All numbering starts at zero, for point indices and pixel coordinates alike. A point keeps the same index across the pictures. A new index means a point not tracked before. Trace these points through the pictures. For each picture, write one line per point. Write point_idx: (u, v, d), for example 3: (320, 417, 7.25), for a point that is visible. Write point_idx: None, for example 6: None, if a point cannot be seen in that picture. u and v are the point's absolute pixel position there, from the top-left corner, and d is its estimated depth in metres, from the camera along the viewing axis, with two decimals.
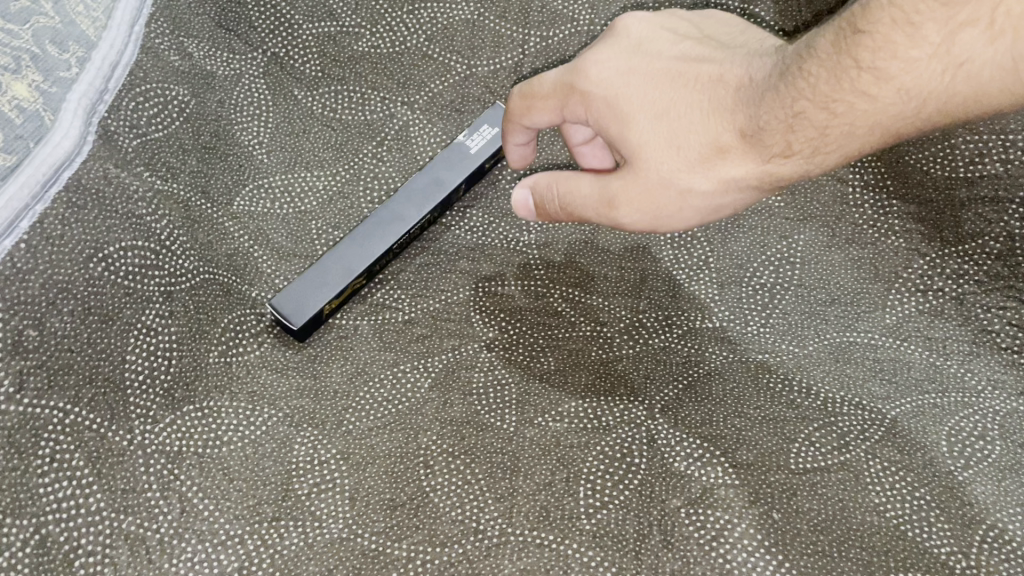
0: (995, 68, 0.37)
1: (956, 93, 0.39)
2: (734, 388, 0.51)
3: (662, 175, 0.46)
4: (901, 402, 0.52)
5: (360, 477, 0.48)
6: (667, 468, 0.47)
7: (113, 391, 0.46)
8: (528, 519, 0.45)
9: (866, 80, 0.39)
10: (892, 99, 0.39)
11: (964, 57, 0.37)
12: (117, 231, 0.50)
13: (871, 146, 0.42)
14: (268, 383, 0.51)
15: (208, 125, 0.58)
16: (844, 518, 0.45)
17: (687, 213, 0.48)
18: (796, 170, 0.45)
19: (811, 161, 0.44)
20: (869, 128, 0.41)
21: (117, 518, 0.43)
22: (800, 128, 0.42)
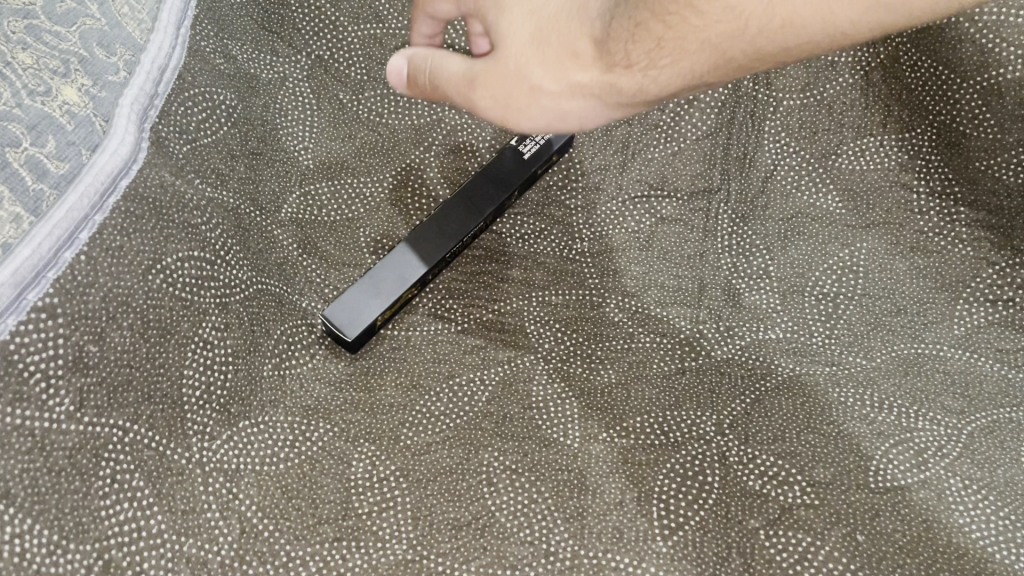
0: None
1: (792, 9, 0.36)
2: (804, 403, 0.50)
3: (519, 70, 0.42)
4: (975, 417, 0.50)
5: (421, 495, 0.46)
6: (742, 487, 0.46)
7: (170, 409, 0.43)
8: (601, 540, 0.44)
9: None
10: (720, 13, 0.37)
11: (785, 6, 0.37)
12: (175, 241, 0.46)
13: (702, 66, 0.39)
14: (322, 396, 0.50)
15: (255, 130, 0.56)
16: (929, 539, 0.43)
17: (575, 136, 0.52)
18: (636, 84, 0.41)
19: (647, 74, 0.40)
20: (754, 57, 0.39)
21: (178, 540, 0.41)
22: (643, 36, 0.39)
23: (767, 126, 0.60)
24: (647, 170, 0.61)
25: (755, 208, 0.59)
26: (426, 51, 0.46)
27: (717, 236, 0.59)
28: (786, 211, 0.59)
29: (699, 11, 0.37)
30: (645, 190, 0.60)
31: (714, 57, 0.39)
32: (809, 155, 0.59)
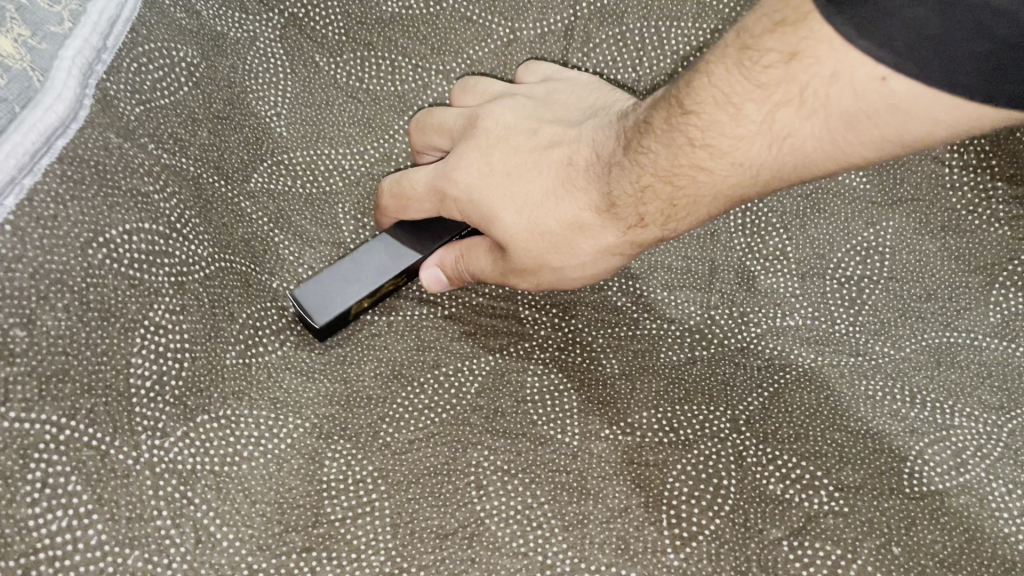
0: (914, 122, 0.35)
1: (810, 156, 0.38)
2: (829, 398, 0.45)
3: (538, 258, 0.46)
4: (1016, 414, 0.45)
5: (401, 500, 0.41)
6: (761, 492, 0.41)
7: (116, 401, 0.38)
8: (603, 552, 0.39)
9: (701, 155, 0.39)
10: (727, 172, 0.39)
11: (787, 133, 0.37)
12: (121, 211, 0.41)
13: (718, 210, 0.42)
14: (292, 388, 0.45)
15: (221, 92, 0.50)
16: (972, 551, 0.38)
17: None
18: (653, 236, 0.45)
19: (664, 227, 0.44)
20: (761, 190, 0.41)
21: (121, 552, 0.36)
22: (647, 201, 0.42)
23: None
24: None
25: None
26: (456, 256, 0.48)
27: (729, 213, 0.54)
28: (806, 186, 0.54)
29: (705, 170, 0.39)
30: None
31: (726, 201, 0.41)
32: None
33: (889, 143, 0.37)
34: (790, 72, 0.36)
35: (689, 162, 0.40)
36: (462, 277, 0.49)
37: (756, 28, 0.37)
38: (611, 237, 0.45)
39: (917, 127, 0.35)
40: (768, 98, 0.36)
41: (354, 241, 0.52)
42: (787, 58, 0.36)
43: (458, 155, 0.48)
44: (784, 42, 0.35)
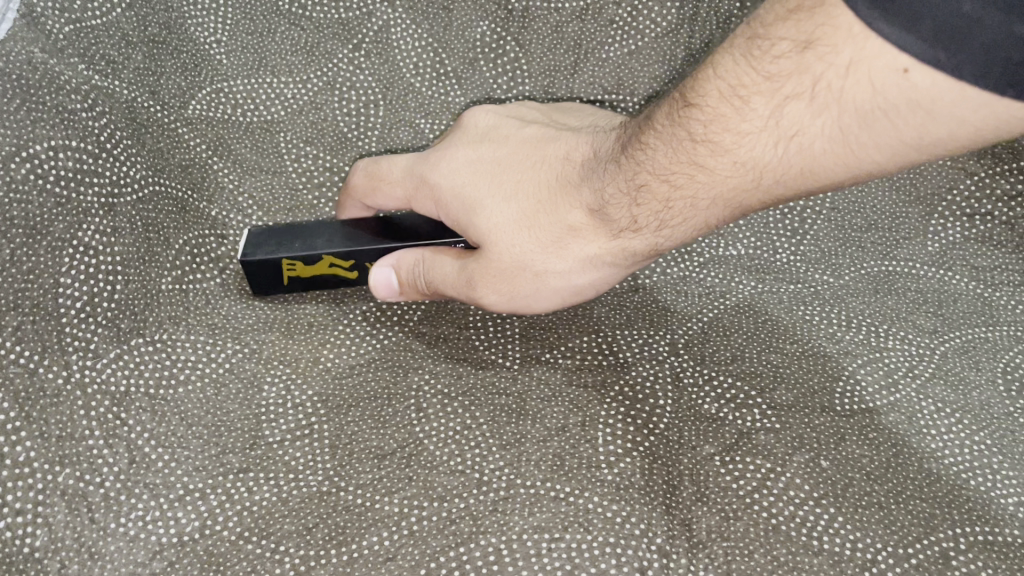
0: (947, 120, 0.31)
1: (825, 158, 0.34)
2: (767, 322, 0.46)
3: (515, 258, 0.42)
4: (949, 337, 0.46)
5: (340, 423, 0.41)
6: (696, 410, 0.41)
7: (44, 320, 0.38)
8: (540, 470, 0.38)
9: (702, 152, 0.36)
10: (728, 172, 0.36)
11: (794, 130, 0.34)
12: (46, 127, 0.40)
13: (719, 217, 0.39)
14: (232, 315, 0.44)
15: (156, 16, 0.49)
16: (900, 466, 0.39)
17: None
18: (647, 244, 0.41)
19: (660, 235, 0.40)
20: (770, 198, 0.37)
21: (51, 470, 0.36)
22: (642, 201, 0.39)
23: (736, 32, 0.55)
24: (601, 72, 0.55)
25: None
26: (416, 256, 0.43)
27: None
28: None
29: (706, 169, 0.36)
30: (601, 95, 0.55)
31: (726, 210, 0.38)
32: None
33: (910, 149, 0.33)
34: (802, 63, 0.32)
35: (688, 158, 0.37)
36: (417, 284, 0.44)
37: (768, 15, 0.34)
38: (600, 244, 0.42)
39: (948, 129, 0.31)
40: (777, 90, 0.33)
41: (296, 170, 0.51)
42: (800, 47, 0.32)
43: (443, 149, 0.46)
44: (797, 30, 0.32)
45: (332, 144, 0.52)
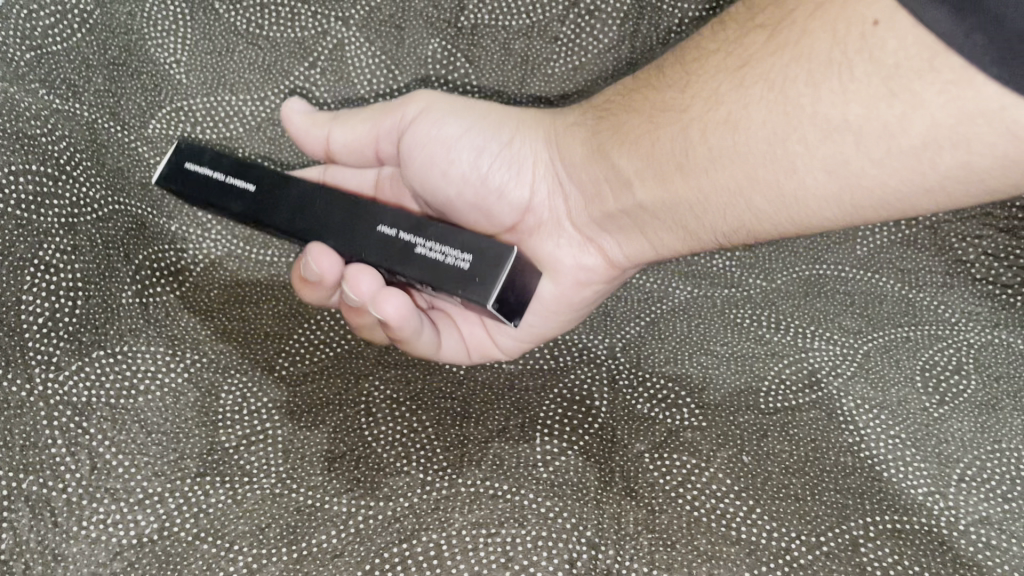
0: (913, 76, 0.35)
1: (766, 75, 0.39)
2: (699, 325, 0.49)
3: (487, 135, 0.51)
4: (872, 336, 0.49)
5: (294, 427, 0.43)
6: (630, 410, 0.44)
7: (9, 336, 0.40)
8: (481, 469, 0.41)
9: (669, 73, 0.45)
10: (669, 84, 0.44)
11: (749, 60, 0.40)
12: (6, 152, 0.42)
13: (633, 149, 0.45)
14: (190, 326, 0.46)
15: (116, 39, 0.51)
16: (817, 460, 0.42)
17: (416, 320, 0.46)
18: (583, 166, 0.48)
19: (592, 156, 0.47)
20: (680, 123, 0.43)
21: (16, 477, 0.38)
22: (598, 120, 0.47)
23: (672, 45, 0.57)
24: (547, 87, 0.58)
25: None
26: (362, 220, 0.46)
27: None
28: None
29: (664, 83, 0.45)
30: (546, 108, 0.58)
31: (643, 136, 0.45)
32: None
33: (867, 123, 0.36)
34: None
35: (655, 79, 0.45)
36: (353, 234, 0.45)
37: None
38: (572, 153, 0.48)
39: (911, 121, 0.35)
40: (753, 24, 0.41)
41: None
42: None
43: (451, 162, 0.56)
44: None
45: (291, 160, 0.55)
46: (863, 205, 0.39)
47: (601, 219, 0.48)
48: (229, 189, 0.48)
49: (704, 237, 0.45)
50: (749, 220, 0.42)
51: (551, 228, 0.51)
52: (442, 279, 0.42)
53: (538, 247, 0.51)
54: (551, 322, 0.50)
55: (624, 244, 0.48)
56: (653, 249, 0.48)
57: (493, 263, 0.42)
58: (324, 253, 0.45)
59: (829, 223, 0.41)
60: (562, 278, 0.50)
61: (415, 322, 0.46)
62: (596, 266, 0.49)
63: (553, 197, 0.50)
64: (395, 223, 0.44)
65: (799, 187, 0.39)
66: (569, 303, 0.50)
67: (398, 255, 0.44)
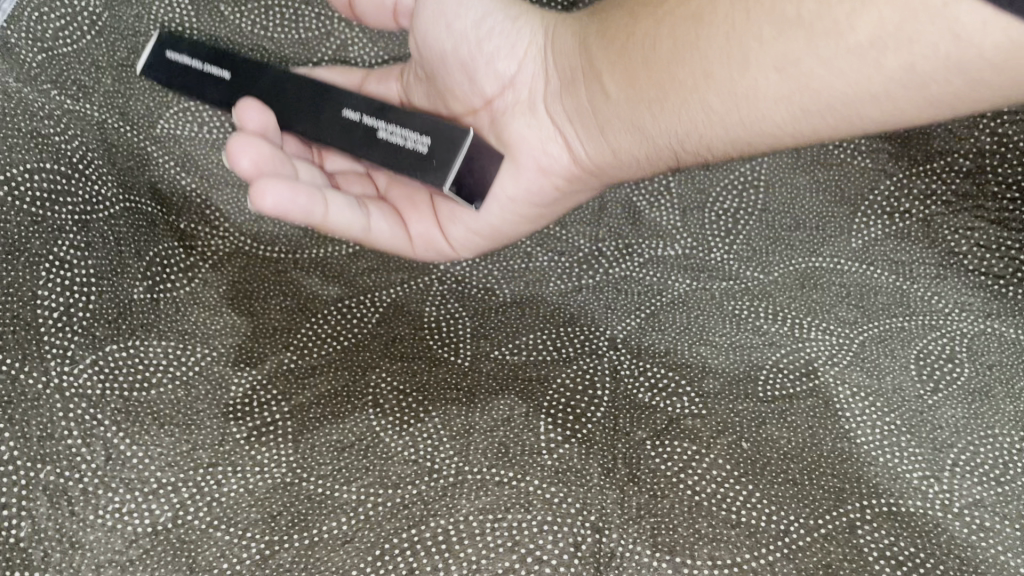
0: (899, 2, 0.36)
1: None
2: (698, 316, 0.50)
3: None
4: (868, 327, 0.50)
5: (303, 419, 0.44)
6: (631, 399, 0.45)
7: (24, 330, 0.40)
8: (486, 457, 0.42)
9: None
10: None
11: None
12: (21, 151, 0.43)
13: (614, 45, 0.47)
14: (200, 321, 0.47)
15: (124, 41, 0.52)
16: (815, 445, 0.43)
17: (308, 204, 0.48)
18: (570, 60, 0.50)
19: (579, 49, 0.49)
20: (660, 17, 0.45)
21: (34, 468, 0.39)
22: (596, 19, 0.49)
23: None
24: None
25: None
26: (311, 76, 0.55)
27: None
28: None
29: None
30: None
31: (624, 32, 0.47)
32: None
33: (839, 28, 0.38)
34: None
35: None
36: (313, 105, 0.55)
37: None
38: (567, 43, 0.50)
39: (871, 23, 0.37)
40: None
41: None
42: None
43: None
44: None
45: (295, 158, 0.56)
46: (812, 108, 0.41)
47: (574, 112, 0.50)
48: (206, 78, 0.53)
49: (659, 142, 0.48)
50: (700, 121, 0.45)
51: (526, 110, 0.52)
52: (400, 161, 0.49)
53: (508, 127, 0.53)
54: (503, 217, 0.53)
55: (587, 142, 0.51)
56: (612, 150, 0.50)
57: (450, 145, 0.48)
58: (238, 143, 0.47)
59: (773, 129, 0.43)
60: (525, 167, 0.52)
61: (303, 208, 0.48)
62: (561, 160, 0.52)
63: (538, 80, 0.52)
64: (359, 108, 0.50)
65: (751, 89, 0.42)
66: (526, 194, 0.53)
67: (363, 136, 0.50)
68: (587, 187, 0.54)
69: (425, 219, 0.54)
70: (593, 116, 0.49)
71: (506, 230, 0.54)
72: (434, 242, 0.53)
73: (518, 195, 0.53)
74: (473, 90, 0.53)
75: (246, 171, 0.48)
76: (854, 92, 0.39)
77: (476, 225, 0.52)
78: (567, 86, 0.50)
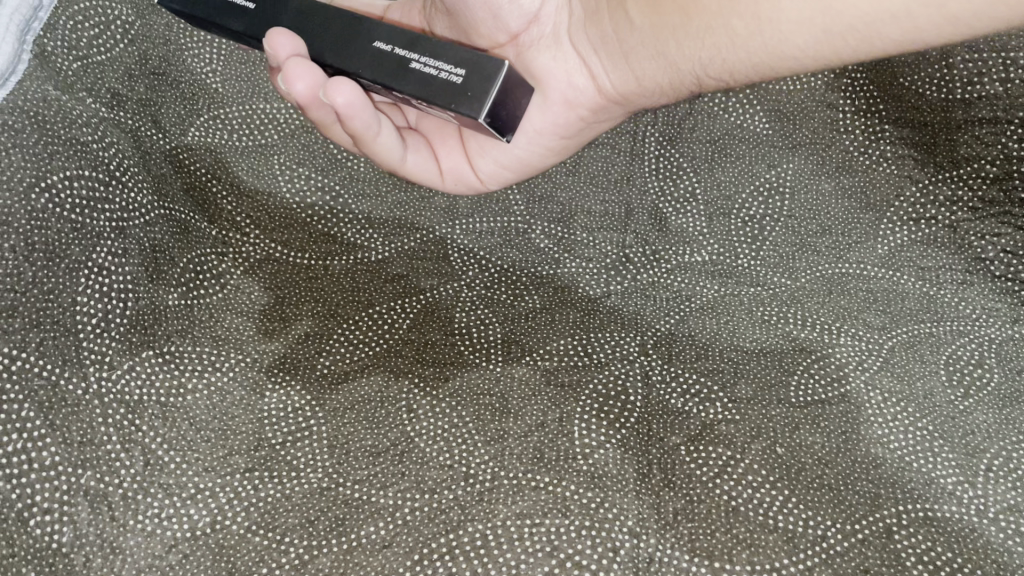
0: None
1: None
2: (728, 322, 0.50)
3: None
4: (896, 332, 0.50)
5: (338, 424, 0.44)
6: (664, 405, 0.45)
7: (64, 337, 0.41)
8: (521, 462, 0.42)
9: None
10: None
11: None
12: (61, 158, 0.43)
13: None
14: (233, 327, 0.48)
15: (156, 49, 0.53)
16: (848, 450, 0.43)
17: (369, 119, 0.48)
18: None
19: None
20: None
21: (75, 473, 0.39)
22: None
23: None
24: None
25: (683, 130, 0.58)
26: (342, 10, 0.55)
27: (644, 158, 0.58)
28: (713, 132, 0.58)
29: None
30: None
31: None
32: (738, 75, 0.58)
33: None
34: None
35: None
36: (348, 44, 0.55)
37: None
38: None
39: None
40: None
41: (290, 190, 0.55)
42: None
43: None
44: None
45: (324, 165, 0.56)
46: (833, 28, 0.44)
47: (599, 41, 0.51)
48: (229, 7, 0.51)
49: (683, 67, 0.50)
50: (724, 45, 0.48)
51: (551, 43, 0.53)
52: (433, 94, 0.46)
53: (534, 60, 0.53)
54: (532, 149, 0.54)
55: (613, 72, 0.52)
56: (637, 79, 0.52)
57: (484, 77, 0.45)
58: (294, 66, 0.47)
59: (793, 54, 0.46)
60: (551, 102, 0.53)
61: (366, 118, 0.48)
62: (587, 90, 0.53)
63: (562, 12, 0.52)
64: (390, 40, 0.48)
65: (774, 10, 0.45)
66: (553, 128, 0.54)
67: (394, 69, 0.47)
68: (610, 113, 0.55)
69: (455, 153, 0.55)
70: (618, 46, 0.51)
71: (534, 161, 0.56)
72: (464, 177, 0.56)
73: (545, 128, 0.54)
74: (496, 25, 0.52)
75: (303, 94, 0.47)
76: (879, 15, 0.43)
77: (505, 159, 0.55)
78: (591, 16, 0.51)
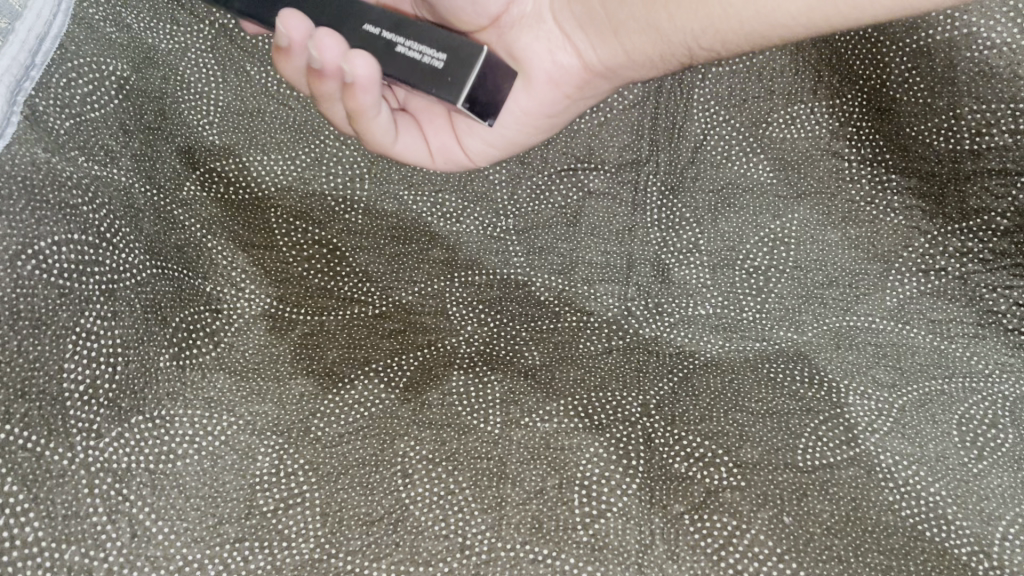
0: None
1: None
2: (733, 381, 0.49)
3: None
4: (906, 390, 0.49)
5: (331, 490, 0.43)
6: (667, 470, 0.44)
7: (50, 406, 0.40)
8: (519, 532, 0.41)
9: None
10: None
11: None
12: (50, 223, 0.42)
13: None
14: (226, 388, 0.47)
15: (152, 103, 0.52)
16: (859, 519, 0.41)
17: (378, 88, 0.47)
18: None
19: None
20: None
21: (58, 548, 0.38)
22: None
23: (695, 94, 0.56)
24: (572, 142, 0.58)
25: (685, 180, 0.57)
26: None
27: (645, 210, 0.57)
28: (716, 182, 0.57)
29: None
30: (574, 163, 0.58)
31: None
32: (741, 124, 0.56)
33: None
34: None
35: None
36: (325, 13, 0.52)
37: None
38: None
39: None
40: None
41: (286, 243, 0.54)
42: None
43: None
44: None
45: (321, 217, 0.55)
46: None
47: (585, 17, 0.50)
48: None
49: (673, 39, 0.50)
50: (717, 18, 0.48)
51: (533, 23, 0.52)
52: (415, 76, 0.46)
53: (516, 41, 0.52)
54: (520, 130, 0.54)
55: (600, 47, 0.51)
56: (626, 54, 0.51)
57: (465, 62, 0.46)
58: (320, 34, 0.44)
59: (785, 22, 0.47)
60: (540, 85, 0.52)
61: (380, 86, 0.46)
62: (573, 68, 0.52)
63: None
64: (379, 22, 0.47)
65: None
66: (541, 109, 0.53)
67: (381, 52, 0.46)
68: (597, 88, 0.54)
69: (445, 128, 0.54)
70: (607, 22, 0.50)
71: (524, 140, 0.55)
72: (452, 155, 0.55)
73: (535, 109, 0.53)
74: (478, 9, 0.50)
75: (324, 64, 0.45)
76: None
77: (494, 139, 0.54)
78: None
